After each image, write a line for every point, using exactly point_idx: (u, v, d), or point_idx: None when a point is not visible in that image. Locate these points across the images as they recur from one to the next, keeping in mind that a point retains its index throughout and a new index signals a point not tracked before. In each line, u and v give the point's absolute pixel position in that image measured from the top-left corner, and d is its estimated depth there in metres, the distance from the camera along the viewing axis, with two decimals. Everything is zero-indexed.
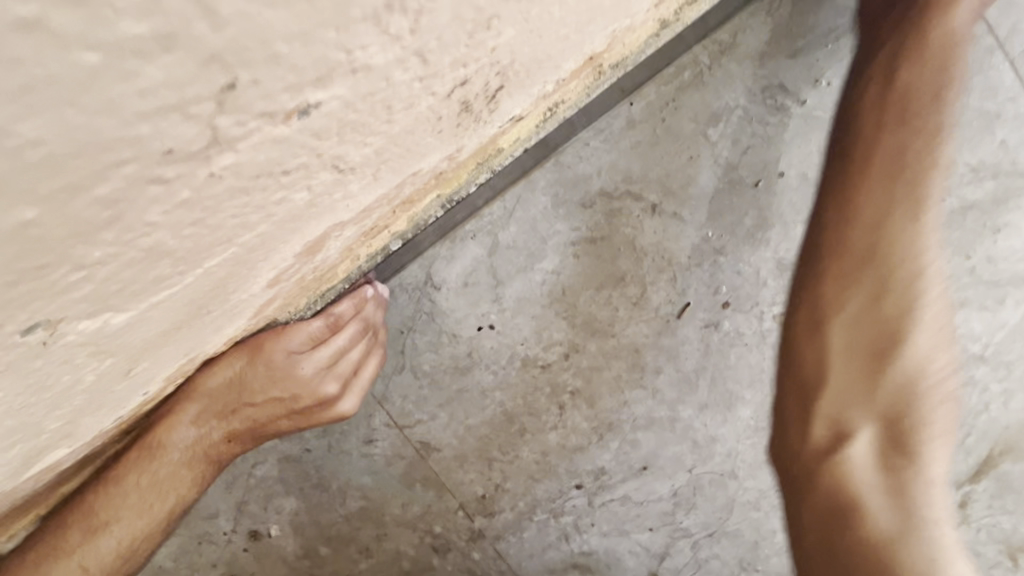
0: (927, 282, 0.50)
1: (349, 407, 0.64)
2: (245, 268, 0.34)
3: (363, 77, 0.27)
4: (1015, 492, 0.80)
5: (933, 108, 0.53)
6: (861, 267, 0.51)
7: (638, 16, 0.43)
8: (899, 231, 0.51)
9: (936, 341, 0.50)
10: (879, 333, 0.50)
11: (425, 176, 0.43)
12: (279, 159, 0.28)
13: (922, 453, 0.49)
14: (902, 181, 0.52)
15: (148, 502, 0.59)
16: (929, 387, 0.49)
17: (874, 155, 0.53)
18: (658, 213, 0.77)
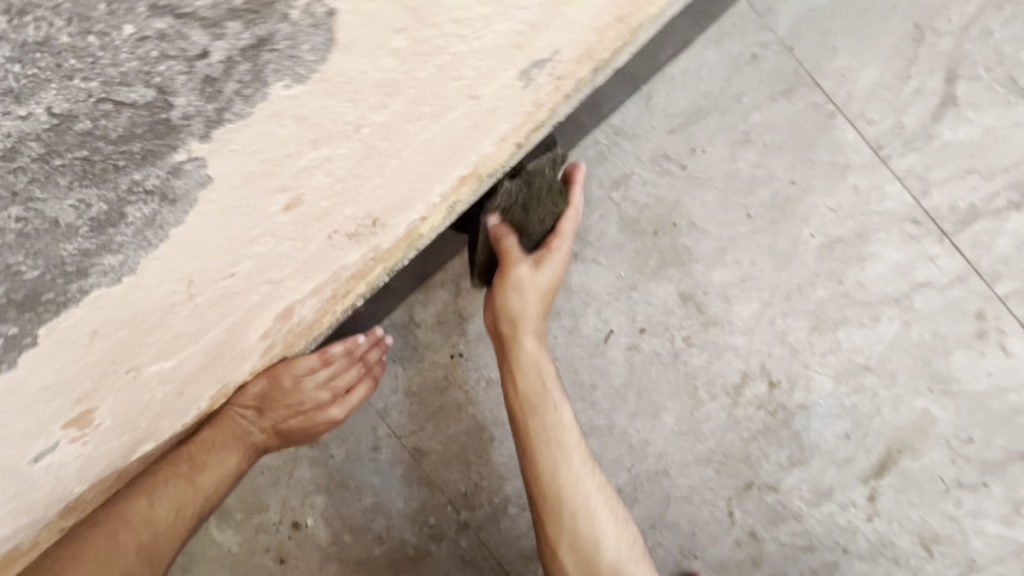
0: (573, 471, 0.77)
1: (337, 414, 0.85)
2: (244, 330, 0.57)
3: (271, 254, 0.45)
4: (918, 487, 0.89)
5: (540, 304, 0.80)
6: (552, 509, 0.76)
7: (489, 147, 0.64)
8: (547, 406, 0.78)
9: (594, 488, 0.77)
10: (576, 522, 0.75)
11: (357, 263, 0.66)
12: (238, 289, 0.45)
13: (627, 566, 0.76)
14: (541, 300, 0.80)
15: (215, 465, 0.78)
16: (606, 523, 0.77)
17: (519, 329, 0.79)
18: (580, 259, 0.95)
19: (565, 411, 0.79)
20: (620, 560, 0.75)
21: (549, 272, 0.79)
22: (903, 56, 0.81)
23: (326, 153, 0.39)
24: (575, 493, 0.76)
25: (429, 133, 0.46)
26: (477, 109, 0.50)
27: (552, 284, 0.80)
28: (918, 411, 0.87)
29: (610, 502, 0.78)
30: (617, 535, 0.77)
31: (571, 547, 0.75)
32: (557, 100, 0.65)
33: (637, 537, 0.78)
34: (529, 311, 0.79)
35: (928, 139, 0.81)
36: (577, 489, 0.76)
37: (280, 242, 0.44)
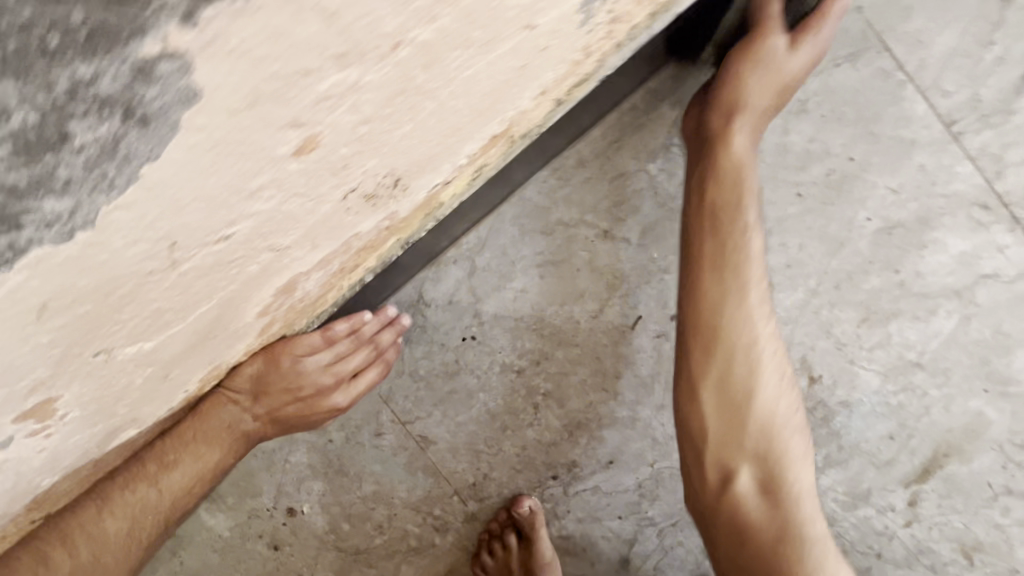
0: (746, 304, 0.66)
1: (341, 401, 0.78)
2: (239, 305, 0.48)
3: (268, 217, 0.35)
4: (963, 493, 0.84)
5: (766, 102, 0.68)
6: (715, 336, 0.65)
7: (526, 104, 0.56)
8: (730, 232, 0.66)
9: (771, 345, 0.67)
10: (733, 362, 0.65)
11: (370, 232, 0.57)
12: (228, 257, 0.36)
13: (780, 436, 0.66)
14: (768, 106, 0.68)
15: (190, 461, 0.70)
16: (769, 376, 0.66)
17: (729, 127, 0.68)
18: (609, 237, 0.89)
19: (756, 236, 0.67)
20: (774, 416, 0.66)
21: (802, 54, 0.66)
22: (986, 20, 0.73)
23: (353, 79, 0.29)
24: (750, 338, 0.66)
25: (471, 70, 0.37)
26: (528, 47, 0.41)
27: (793, 79, 0.68)
28: (970, 412, 0.81)
29: (779, 360, 0.68)
30: (783, 408, 0.67)
31: (722, 408, 0.65)
32: (607, 50, 0.56)
33: (799, 412, 0.68)
34: (755, 101, 0.67)
35: (1006, 115, 0.74)
36: (749, 334, 0.66)
37: (286, 201, 0.35)
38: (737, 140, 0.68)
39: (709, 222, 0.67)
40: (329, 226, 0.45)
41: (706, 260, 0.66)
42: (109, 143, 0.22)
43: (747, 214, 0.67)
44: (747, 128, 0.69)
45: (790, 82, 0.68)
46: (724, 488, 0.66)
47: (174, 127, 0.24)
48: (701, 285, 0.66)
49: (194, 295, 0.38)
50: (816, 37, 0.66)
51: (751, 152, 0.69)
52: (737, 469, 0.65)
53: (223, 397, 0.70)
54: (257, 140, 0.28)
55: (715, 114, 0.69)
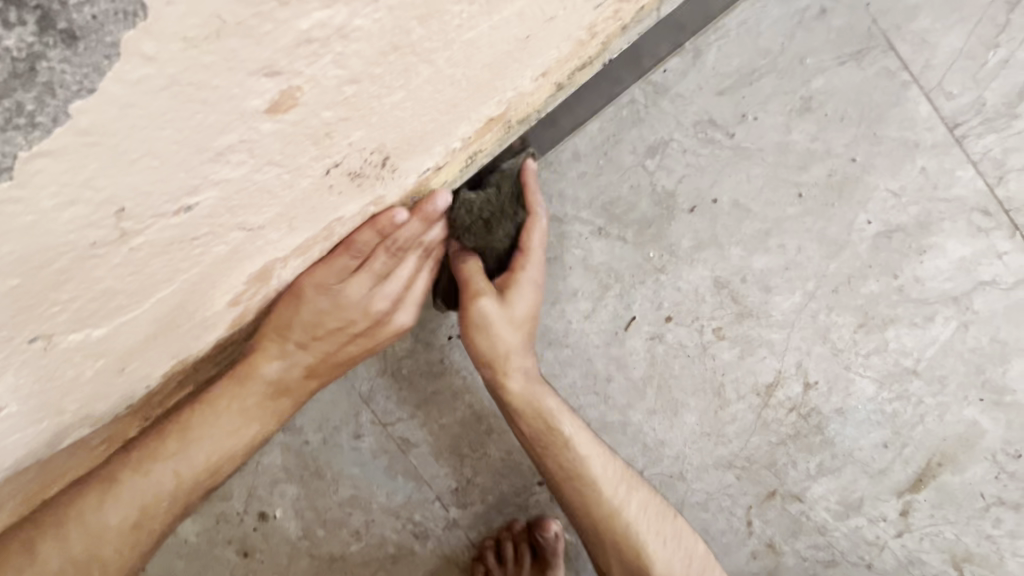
0: (584, 452, 0.69)
1: (405, 320, 0.64)
2: (205, 293, 0.43)
3: (237, 188, 0.31)
4: (956, 504, 0.82)
5: (526, 327, 0.68)
6: (585, 501, 0.69)
7: (526, 86, 0.52)
8: (539, 411, 0.68)
9: (610, 471, 0.69)
10: (597, 516, 0.68)
11: (354, 218, 0.53)
12: (190, 232, 0.32)
13: (659, 551, 0.69)
14: (528, 331, 0.68)
15: (221, 432, 0.63)
16: (625, 494, 0.69)
17: (502, 365, 0.67)
18: (605, 234, 0.85)
19: (556, 403, 0.69)
20: (642, 539, 0.68)
21: (524, 300, 0.67)
22: (992, 23, 0.72)
23: (341, 23, 0.25)
24: (592, 483, 0.68)
25: (473, 33, 0.34)
26: (534, 13, 0.37)
27: (524, 321, 0.68)
28: (964, 421, 0.80)
29: (626, 476, 0.70)
30: (642, 516, 0.69)
31: (610, 548, 0.69)
32: (612, 32, 0.53)
33: (651, 499, 0.70)
34: (508, 345, 0.67)
35: (1009, 119, 0.73)
36: (592, 475, 0.68)
37: (259, 171, 0.31)
38: (511, 364, 0.68)
39: (526, 412, 0.68)
40: (307, 206, 0.41)
41: (542, 449, 0.69)
42: (25, 57, 0.17)
43: (551, 399, 0.69)
44: (520, 340, 0.68)
45: (525, 325, 0.68)
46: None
47: (114, 49, 0.19)
48: (548, 466, 0.69)
49: (153, 278, 0.34)
50: (524, 284, 0.67)
51: (532, 384, 0.69)
52: None
53: (261, 354, 0.62)
54: (224, 86, 0.23)
55: (480, 366, 0.68)
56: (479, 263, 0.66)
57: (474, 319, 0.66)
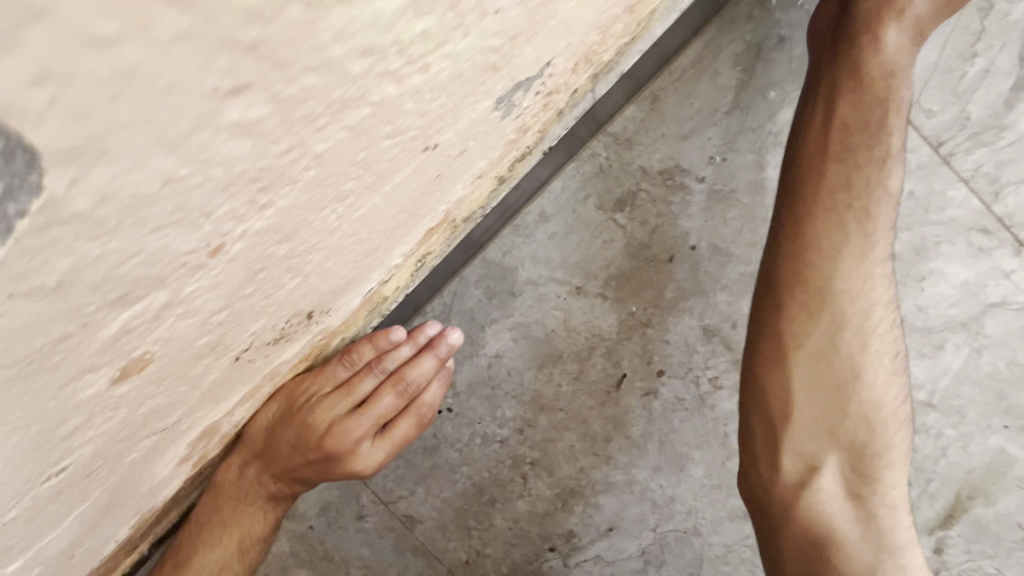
0: (858, 321, 0.62)
1: (374, 457, 0.61)
2: (139, 477, 0.41)
3: (114, 431, 0.28)
4: (994, 536, 0.76)
5: (845, 234, 0.61)
6: (855, 440, 0.61)
7: (465, 190, 0.49)
8: (811, 309, 0.61)
9: (877, 382, 0.62)
10: (836, 349, 0.61)
11: (300, 353, 0.50)
12: (79, 474, 0.29)
13: (892, 472, 0.61)
14: (840, 228, 0.61)
15: (207, 552, 0.60)
16: (881, 395, 0.61)
17: (799, 255, 0.62)
18: (583, 293, 0.81)
19: (864, 297, 0.61)
20: (893, 453, 0.61)
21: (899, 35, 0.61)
22: (969, 29, 0.65)
23: (168, 296, 0.23)
24: (855, 391, 0.61)
25: (365, 208, 0.31)
26: (431, 166, 0.34)
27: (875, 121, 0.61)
28: (992, 450, 0.74)
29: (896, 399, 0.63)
30: (896, 452, 0.62)
31: (818, 441, 0.62)
32: (546, 121, 0.50)
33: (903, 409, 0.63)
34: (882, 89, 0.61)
35: (999, 132, 0.66)
36: (856, 402, 0.61)
37: (143, 404, 0.28)
38: (821, 187, 0.61)
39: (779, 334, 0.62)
40: (227, 383, 0.38)
41: (789, 342, 0.61)
42: None
43: (872, 244, 0.62)
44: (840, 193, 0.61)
45: (881, 67, 0.61)
46: (806, 485, 0.62)
47: None
48: (788, 339, 0.62)
49: (53, 514, 0.31)
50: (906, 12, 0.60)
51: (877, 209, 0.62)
52: (819, 464, 0.62)
53: (233, 466, 0.59)
54: (33, 404, 0.21)
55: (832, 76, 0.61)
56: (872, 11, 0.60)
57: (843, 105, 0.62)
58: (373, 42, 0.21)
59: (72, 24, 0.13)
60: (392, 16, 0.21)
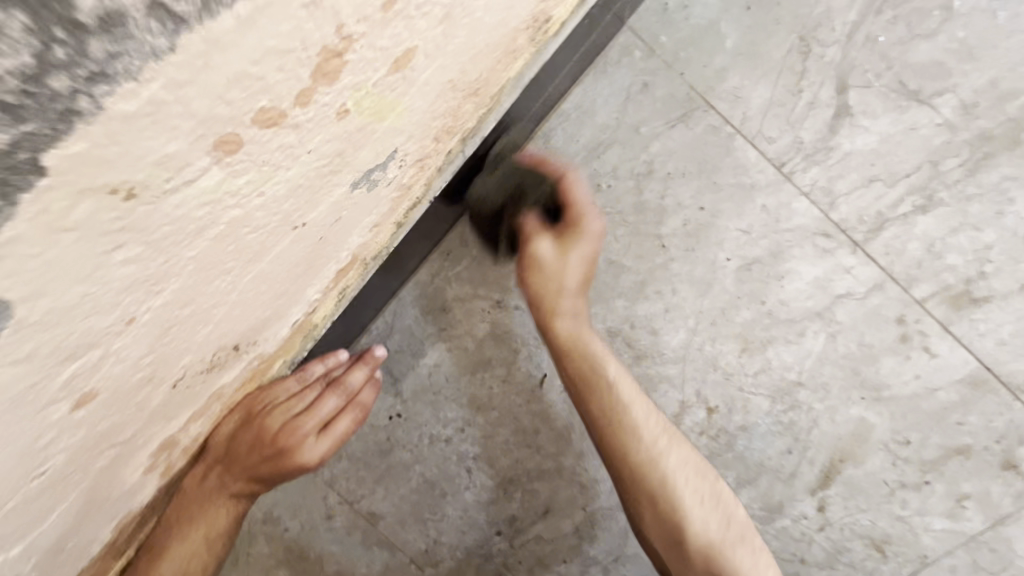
0: (640, 432, 0.69)
1: (318, 448, 0.73)
2: (113, 480, 0.53)
3: (81, 441, 0.39)
4: (865, 492, 0.88)
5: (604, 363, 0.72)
6: (707, 565, 0.64)
7: (367, 236, 0.61)
8: (610, 447, 0.69)
9: (700, 499, 0.67)
10: (639, 476, 0.67)
11: (241, 375, 0.62)
12: (59, 474, 0.41)
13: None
14: (591, 363, 0.72)
15: (177, 546, 0.71)
16: (684, 485, 0.67)
17: (584, 406, 0.72)
18: (503, 306, 0.95)
19: (638, 412, 0.70)
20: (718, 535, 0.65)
21: (581, 253, 0.74)
22: (794, 70, 0.78)
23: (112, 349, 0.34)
24: (674, 505, 0.66)
25: (259, 269, 0.43)
26: (309, 234, 0.46)
27: (583, 260, 0.74)
28: (854, 419, 0.86)
29: (715, 486, 0.69)
30: (734, 529, 0.66)
31: (678, 566, 0.66)
32: (429, 177, 0.62)
33: (733, 514, 0.68)
34: (568, 279, 0.74)
35: (827, 152, 0.79)
36: (683, 516, 0.66)
37: (100, 422, 0.39)
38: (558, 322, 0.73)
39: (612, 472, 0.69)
40: (174, 403, 0.50)
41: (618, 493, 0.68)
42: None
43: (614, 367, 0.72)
44: (589, 342, 0.74)
45: (581, 273, 0.74)
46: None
47: None
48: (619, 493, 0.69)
49: (40, 508, 0.42)
50: (585, 233, 0.74)
51: (581, 324, 0.74)
52: None
53: (199, 471, 0.70)
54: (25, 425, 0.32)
55: (535, 308, 0.74)
56: (538, 216, 0.75)
57: (532, 257, 0.74)
58: (208, 201, 0.29)
59: (14, 264, 0.21)
60: (215, 189, 0.29)
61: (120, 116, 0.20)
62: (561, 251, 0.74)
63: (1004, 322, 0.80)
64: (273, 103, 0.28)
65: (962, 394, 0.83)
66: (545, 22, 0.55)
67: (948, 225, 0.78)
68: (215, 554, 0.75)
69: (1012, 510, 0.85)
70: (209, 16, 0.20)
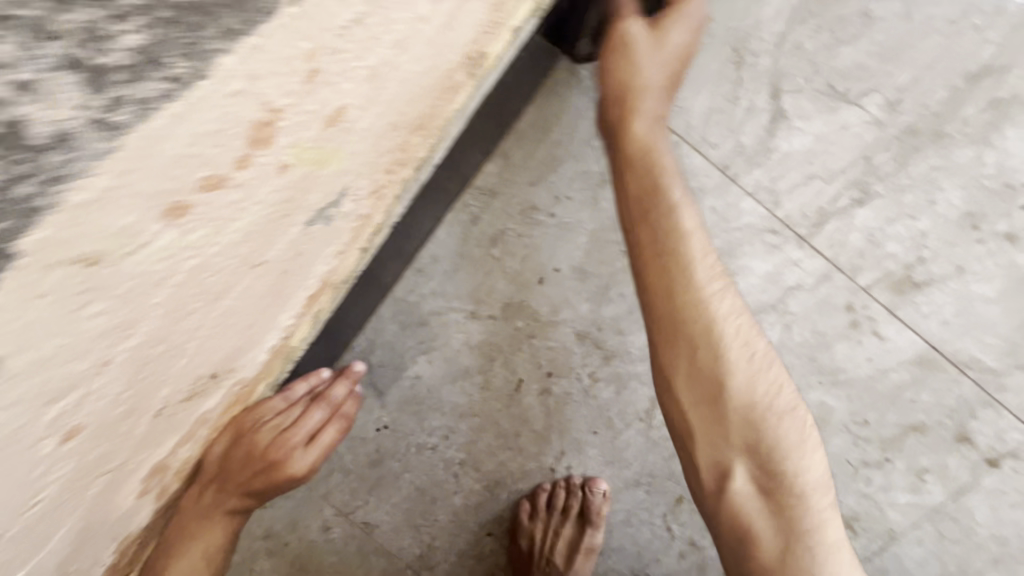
0: (701, 281, 0.60)
1: (307, 458, 0.81)
2: (107, 506, 0.57)
3: (72, 472, 0.44)
4: (832, 473, 0.91)
5: (666, 204, 0.62)
6: (750, 427, 0.57)
7: (333, 263, 0.66)
8: (662, 291, 0.60)
9: (750, 355, 0.60)
10: (694, 334, 0.59)
11: (224, 399, 0.66)
12: (55, 503, 0.45)
13: (795, 458, 0.58)
14: (654, 202, 0.62)
15: (178, 563, 0.75)
16: (739, 349, 0.59)
17: (647, 258, 0.61)
18: (477, 317, 0.99)
19: (703, 260, 0.61)
20: (764, 402, 0.58)
21: (677, 43, 0.65)
22: (730, 78, 0.83)
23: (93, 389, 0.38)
24: (725, 367, 0.58)
25: (226, 304, 0.47)
26: (270, 268, 0.50)
27: (682, 53, 0.65)
28: (816, 404, 0.89)
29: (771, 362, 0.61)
30: (783, 404, 0.59)
31: (714, 443, 0.58)
32: (388, 204, 0.67)
33: (786, 383, 0.61)
34: (649, 74, 0.64)
35: (767, 153, 0.84)
36: (728, 379, 0.58)
37: (88, 452, 0.44)
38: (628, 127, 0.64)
39: (658, 324, 0.60)
40: (158, 431, 0.54)
41: (658, 340, 0.60)
42: None
43: (684, 209, 0.62)
44: (650, 194, 0.63)
45: (672, 66, 0.65)
46: (722, 488, 0.58)
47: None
48: (658, 348, 0.60)
49: (40, 537, 0.46)
50: (685, 19, 0.65)
51: (657, 132, 0.65)
52: (729, 466, 0.57)
53: (193, 490, 0.74)
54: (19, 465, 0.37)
55: (614, 97, 0.65)
56: (632, 8, 0.67)
57: (625, 39, 0.65)
58: (165, 255, 0.34)
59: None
60: (169, 247, 0.33)
61: (75, 206, 0.24)
62: (655, 32, 0.65)
63: (944, 303, 0.84)
64: (211, 170, 0.32)
65: (913, 373, 0.87)
66: (481, 57, 0.59)
67: (885, 216, 0.83)
68: (211, 568, 0.79)
69: (969, 481, 0.89)
70: (143, 119, 0.25)
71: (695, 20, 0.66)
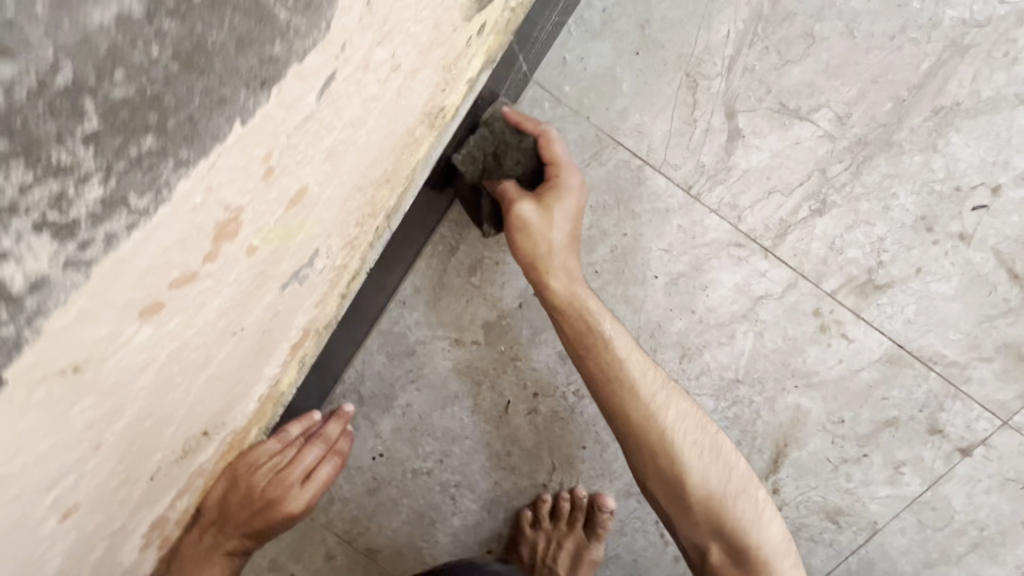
0: (651, 402, 0.76)
1: (304, 496, 0.84)
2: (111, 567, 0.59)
3: (75, 544, 0.46)
4: (812, 471, 0.95)
5: (608, 345, 0.78)
6: (710, 510, 0.75)
7: (313, 312, 0.69)
8: (623, 419, 0.76)
9: (700, 452, 0.76)
10: (655, 446, 0.75)
11: (218, 450, 0.69)
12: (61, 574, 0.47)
13: (756, 530, 0.75)
14: (601, 345, 0.78)
15: None
16: (690, 450, 0.76)
17: (604, 390, 0.78)
18: (461, 343, 1.02)
19: (648, 382, 0.77)
20: (723, 487, 0.75)
21: (565, 207, 0.80)
22: (686, 103, 0.86)
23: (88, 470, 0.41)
24: (682, 466, 0.75)
25: (209, 371, 0.50)
26: (250, 332, 0.53)
27: (574, 215, 0.81)
28: (791, 406, 0.93)
29: (714, 438, 0.78)
30: (735, 482, 0.76)
31: (690, 524, 0.76)
32: (363, 252, 0.70)
33: (735, 463, 0.78)
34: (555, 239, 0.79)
35: (727, 171, 0.87)
36: (688, 476, 0.75)
37: (88, 523, 0.46)
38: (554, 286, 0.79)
39: (627, 443, 0.77)
40: (154, 491, 0.57)
41: (630, 454, 0.77)
42: None
43: (621, 342, 0.79)
44: (596, 338, 0.78)
45: (565, 229, 0.80)
46: (701, 555, 0.78)
47: None
48: (633, 459, 0.78)
49: None
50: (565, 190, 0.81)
51: (576, 285, 0.81)
52: (705, 539, 0.76)
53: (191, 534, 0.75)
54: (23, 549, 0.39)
55: (530, 269, 0.80)
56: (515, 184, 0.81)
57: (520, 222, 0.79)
58: (145, 347, 0.37)
59: None
60: (148, 340, 0.36)
61: (58, 329, 0.27)
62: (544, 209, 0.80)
63: (907, 303, 0.88)
64: (181, 270, 0.35)
65: (883, 372, 0.91)
66: (439, 111, 0.62)
67: (843, 224, 0.86)
68: None
69: (943, 470, 0.92)
70: (112, 248, 0.27)
71: (577, 185, 0.82)
